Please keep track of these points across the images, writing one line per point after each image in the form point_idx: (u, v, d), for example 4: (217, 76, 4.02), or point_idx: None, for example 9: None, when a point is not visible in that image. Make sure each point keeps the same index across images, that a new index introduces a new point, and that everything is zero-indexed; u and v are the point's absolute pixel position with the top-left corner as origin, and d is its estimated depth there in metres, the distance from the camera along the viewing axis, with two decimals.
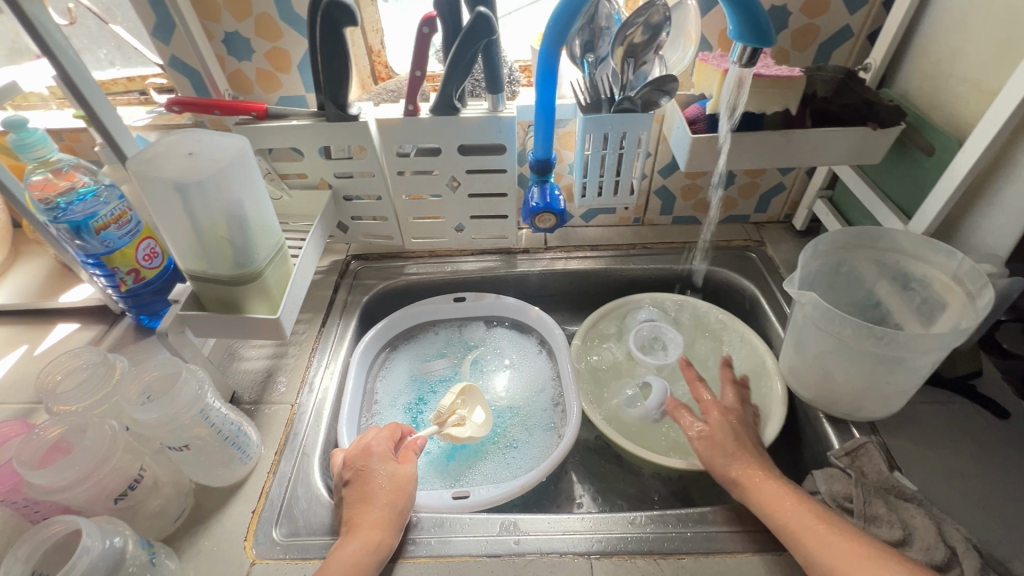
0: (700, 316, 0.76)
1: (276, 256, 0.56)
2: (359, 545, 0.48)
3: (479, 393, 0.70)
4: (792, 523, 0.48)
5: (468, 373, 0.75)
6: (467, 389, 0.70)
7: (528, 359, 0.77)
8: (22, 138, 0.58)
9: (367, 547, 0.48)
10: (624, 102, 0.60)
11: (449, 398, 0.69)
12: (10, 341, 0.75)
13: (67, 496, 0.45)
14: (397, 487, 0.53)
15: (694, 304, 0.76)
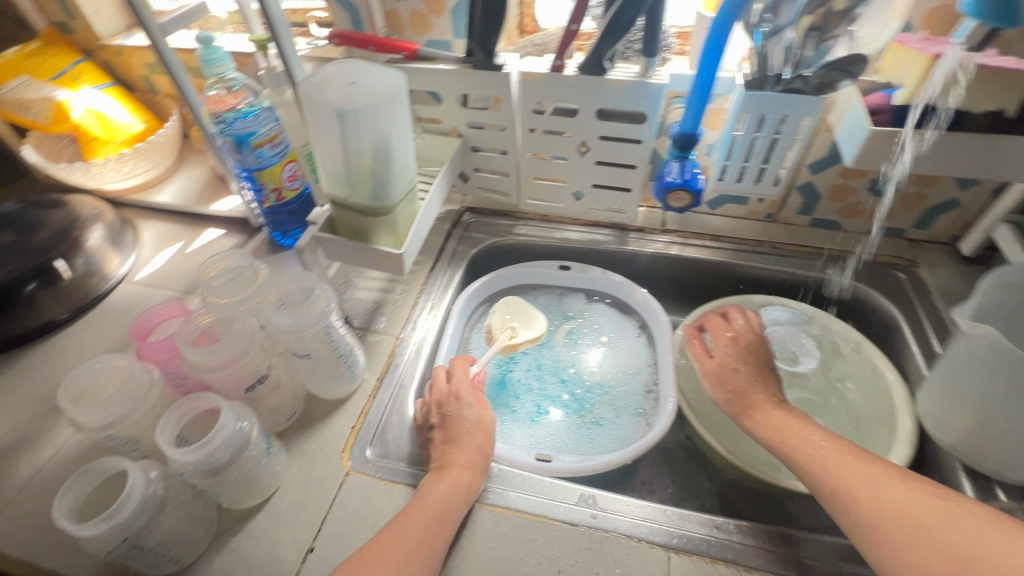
0: (831, 336, 0.70)
1: (408, 195, 0.58)
2: (451, 481, 0.50)
3: (527, 313, 0.75)
4: (798, 449, 0.51)
5: (562, 343, 0.76)
6: (515, 307, 0.75)
7: (625, 339, 0.76)
8: (208, 53, 0.64)
9: (458, 485, 0.51)
10: (795, 81, 0.54)
11: (500, 316, 0.74)
12: (169, 236, 0.85)
13: (212, 377, 0.51)
14: (478, 421, 0.58)
15: (827, 319, 0.70)
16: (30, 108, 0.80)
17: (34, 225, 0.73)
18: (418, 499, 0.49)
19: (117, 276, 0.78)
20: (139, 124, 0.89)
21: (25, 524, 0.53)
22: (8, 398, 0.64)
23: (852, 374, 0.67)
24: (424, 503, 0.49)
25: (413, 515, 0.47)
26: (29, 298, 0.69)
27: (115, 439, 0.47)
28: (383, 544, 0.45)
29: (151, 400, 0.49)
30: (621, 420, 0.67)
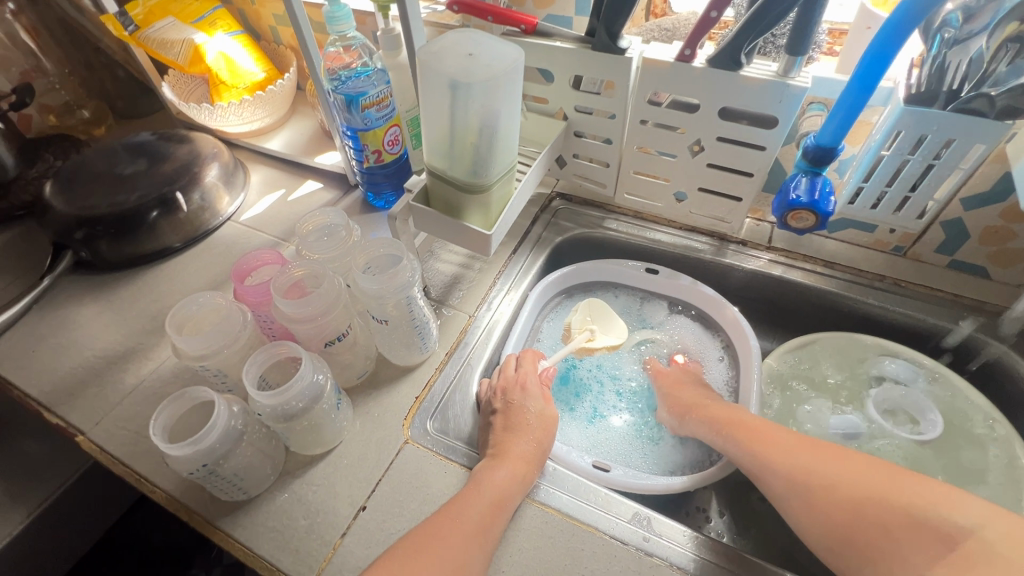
0: (957, 408, 0.60)
1: (506, 175, 0.56)
2: (508, 471, 0.50)
3: (606, 316, 0.72)
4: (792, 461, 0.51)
5: (633, 350, 0.73)
6: (596, 309, 0.73)
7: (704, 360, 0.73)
8: (334, 10, 0.64)
9: (515, 477, 0.50)
10: (973, 100, 0.46)
11: (580, 317, 0.72)
12: (274, 183, 0.90)
13: (297, 328, 0.53)
14: (541, 417, 0.57)
15: (959, 389, 0.60)
16: (171, 48, 0.84)
17: (163, 158, 0.79)
18: (473, 487, 0.49)
19: (225, 214, 0.83)
20: (260, 73, 0.94)
21: (125, 429, 0.59)
22: (124, 312, 0.71)
23: (969, 447, 0.58)
24: (478, 490, 0.48)
25: (467, 503, 0.47)
26: (151, 225, 0.75)
27: (207, 370, 0.51)
28: (439, 527, 0.45)
29: (242, 340, 0.52)
30: (687, 442, 0.66)
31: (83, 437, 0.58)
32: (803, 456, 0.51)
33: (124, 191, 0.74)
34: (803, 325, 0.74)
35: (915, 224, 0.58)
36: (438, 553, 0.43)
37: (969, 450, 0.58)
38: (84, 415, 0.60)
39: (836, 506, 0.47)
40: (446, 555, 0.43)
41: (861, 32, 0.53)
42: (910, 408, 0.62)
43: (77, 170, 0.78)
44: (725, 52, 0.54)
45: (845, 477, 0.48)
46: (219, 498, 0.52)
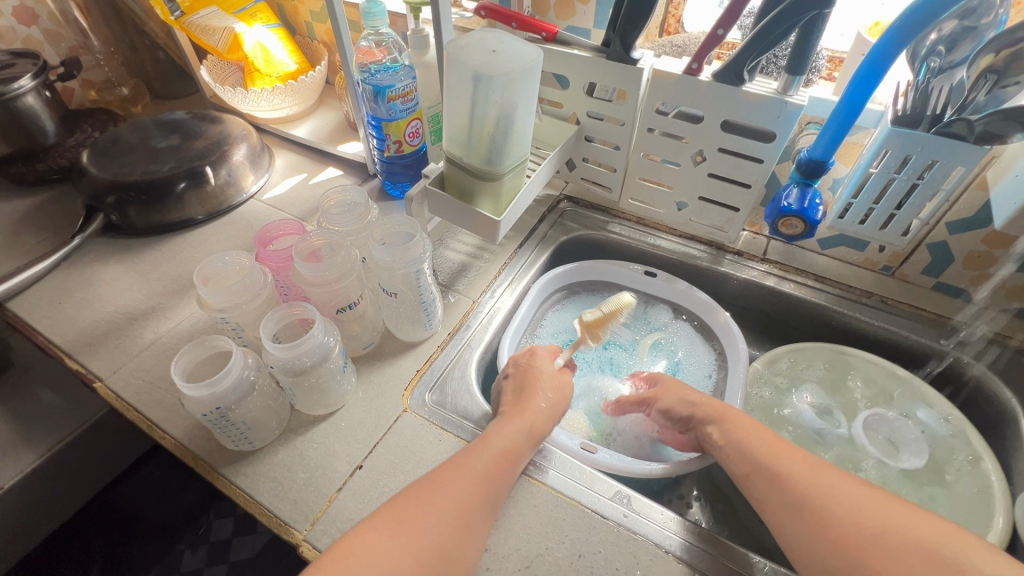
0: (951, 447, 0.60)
1: (518, 167, 0.60)
2: (517, 425, 0.53)
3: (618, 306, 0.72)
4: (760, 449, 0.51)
5: (646, 356, 0.76)
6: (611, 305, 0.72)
7: (700, 364, 0.74)
8: (370, 7, 0.68)
9: (524, 431, 0.53)
10: (953, 125, 0.49)
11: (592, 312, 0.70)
12: (298, 167, 0.94)
13: (312, 291, 0.56)
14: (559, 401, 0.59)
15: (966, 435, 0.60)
16: (212, 35, 0.89)
17: (195, 135, 0.84)
18: (484, 441, 0.51)
19: (249, 192, 0.88)
20: (293, 64, 0.99)
21: (140, 378, 0.62)
22: (147, 274, 0.75)
23: (942, 491, 0.58)
24: (489, 445, 0.51)
25: (475, 454, 0.50)
26: (179, 195, 0.79)
27: (227, 322, 0.55)
28: (449, 475, 0.48)
29: (261, 298, 0.55)
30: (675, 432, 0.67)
31: (100, 383, 0.62)
32: (767, 451, 0.50)
33: (156, 162, 0.79)
34: (792, 336, 0.77)
35: (900, 241, 0.61)
36: (445, 497, 0.46)
37: (937, 495, 0.58)
38: (103, 363, 0.64)
39: (806, 516, 0.44)
40: (454, 499, 0.46)
41: (855, 58, 0.57)
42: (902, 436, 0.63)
43: (114, 140, 0.83)
44: (729, 68, 0.58)
45: (828, 489, 0.45)
46: (225, 446, 0.55)
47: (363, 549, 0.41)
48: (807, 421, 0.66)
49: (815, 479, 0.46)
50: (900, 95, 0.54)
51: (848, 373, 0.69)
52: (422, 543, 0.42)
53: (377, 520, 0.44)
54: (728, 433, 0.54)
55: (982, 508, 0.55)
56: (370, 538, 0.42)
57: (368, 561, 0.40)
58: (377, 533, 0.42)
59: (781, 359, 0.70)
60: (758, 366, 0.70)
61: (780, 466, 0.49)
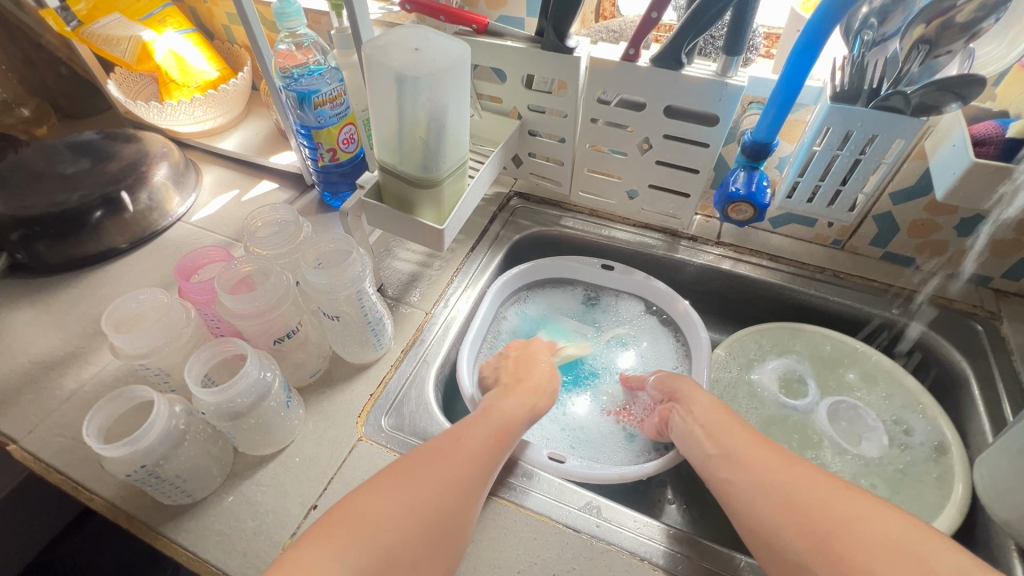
0: (915, 434, 0.60)
1: (457, 170, 0.57)
2: (517, 401, 0.56)
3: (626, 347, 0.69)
4: (721, 429, 0.52)
5: (609, 344, 0.74)
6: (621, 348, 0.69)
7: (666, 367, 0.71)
8: (283, 7, 0.62)
9: (519, 411, 0.55)
10: (891, 98, 0.49)
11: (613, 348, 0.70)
12: (228, 183, 0.88)
13: (244, 323, 0.52)
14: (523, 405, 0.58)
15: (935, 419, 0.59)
16: (116, 45, 0.81)
17: (107, 156, 0.76)
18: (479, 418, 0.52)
19: (176, 215, 0.81)
20: (213, 72, 0.91)
21: (61, 437, 0.56)
22: (63, 316, 0.68)
23: (889, 474, 0.59)
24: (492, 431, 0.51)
25: (473, 430, 0.50)
26: (95, 224, 0.72)
27: (148, 368, 0.50)
28: (448, 450, 0.48)
29: (185, 337, 0.51)
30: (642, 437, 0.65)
31: (14, 446, 0.55)
32: (726, 441, 0.51)
33: (64, 190, 0.71)
34: (753, 317, 0.77)
35: (848, 217, 0.60)
36: (442, 469, 0.46)
37: (876, 483, 0.58)
38: (16, 423, 0.57)
39: (780, 507, 0.44)
40: (451, 473, 0.46)
41: (791, 35, 0.56)
42: (865, 421, 0.63)
43: (14, 168, 0.75)
44: (667, 51, 0.56)
45: (809, 483, 0.44)
46: (162, 502, 0.50)
47: (361, 512, 0.42)
48: (773, 393, 0.67)
49: (796, 473, 0.46)
50: (837, 70, 0.53)
51: (817, 355, 0.68)
52: (419, 510, 0.43)
53: (376, 483, 0.44)
54: (708, 415, 0.54)
55: (942, 478, 0.56)
56: (371, 504, 0.42)
57: (370, 526, 0.41)
58: (377, 498, 0.43)
59: (747, 341, 0.70)
60: (720, 354, 0.69)
61: (763, 456, 0.48)
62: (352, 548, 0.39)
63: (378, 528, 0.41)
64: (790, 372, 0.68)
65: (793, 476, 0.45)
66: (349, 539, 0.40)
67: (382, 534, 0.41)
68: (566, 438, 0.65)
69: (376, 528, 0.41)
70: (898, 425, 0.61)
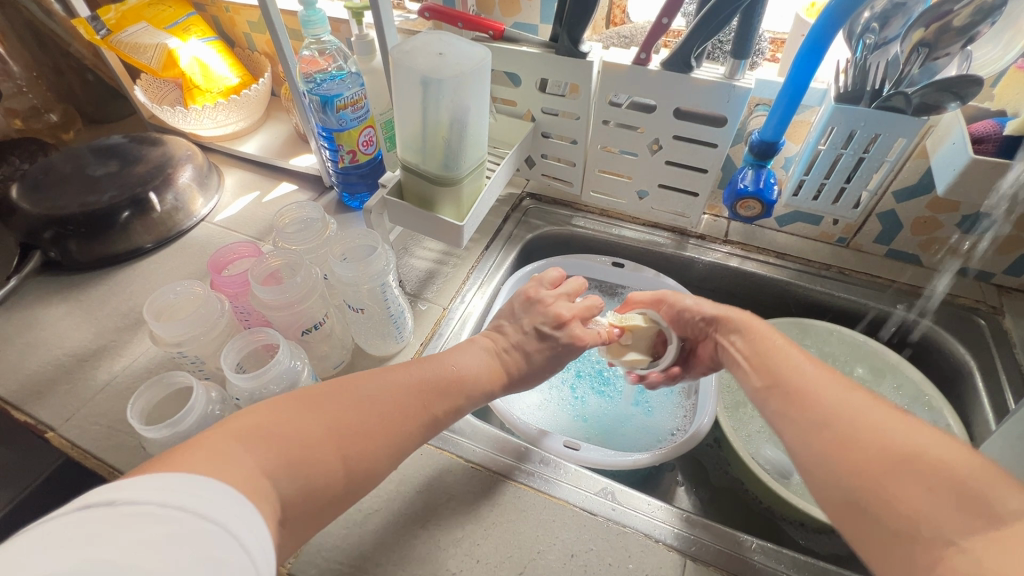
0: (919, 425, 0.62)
1: (476, 170, 0.59)
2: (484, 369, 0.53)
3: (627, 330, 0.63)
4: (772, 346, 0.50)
5: None
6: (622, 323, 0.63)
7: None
8: (309, 15, 0.65)
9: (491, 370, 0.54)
10: (893, 99, 0.51)
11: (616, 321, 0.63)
12: (249, 185, 0.91)
13: (275, 315, 0.54)
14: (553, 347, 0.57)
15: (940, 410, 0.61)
16: (144, 52, 0.85)
17: (135, 159, 0.80)
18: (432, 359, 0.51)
19: (199, 215, 0.84)
20: (234, 78, 0.95)
21: (97, 424, 0.59)
22: (95, 311, 0.70)
23: None
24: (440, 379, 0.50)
25: (422, 370, 0.49)
26: (123, 224, 0.75)
27: (185, 357, 0.53)
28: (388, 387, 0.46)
29: (219, 327, 0.53)
30: (660, 411, 0.69)
31: (53, 434, 0.58)
32: (779, 362, 0.48)
33: (95, 192, 0.74)
34: (760, 314, 0.79)
35: (852, 214, 0.62)
36: (382, 407, 0.44)
37: None
38: (53, 412, 0.60)
39: (813, 426, 0.42)
40: (382, 410, 0.44)
41: (796, 40, 0.59)
42: None
43: (47, 171, 0.78)
44: (677, 56, 0.58)
45: (857, 410, 0.41)
46: None
47: (278, 421, 0.38)
48: None
49: (838, 401, 0.42)
50: (840, 73, 0.56)
51: (823, 349, 0.70)
52: (340, 445, 0.40)
53: (294, 400, 0.41)
54: (750, 345, 0.52)
55: None
56: (291, 419, 0.39)
57: (289, 444, 0.37)
58: (301, 415, 0.40)
59: None
60: None
61: (813, 380, 0.45)
62: (270, 458, 0.36)
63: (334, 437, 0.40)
64: None
65: (830, 396, 0.43)
66: (265, 453, 0.36)
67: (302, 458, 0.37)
68: (582, 429, 0.68)
69: (296, 448, 0.37)
70: None
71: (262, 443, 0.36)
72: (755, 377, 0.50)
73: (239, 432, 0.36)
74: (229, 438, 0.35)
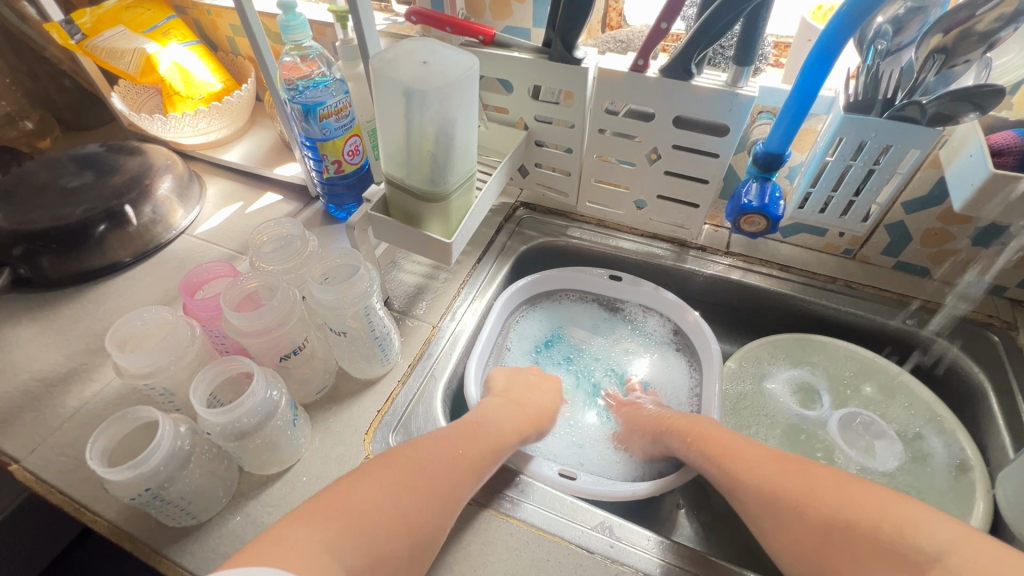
0: (932, 447, 0.59)
1: (465, 184, 0.56)
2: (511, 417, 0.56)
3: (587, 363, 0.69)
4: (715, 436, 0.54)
5: (617, 356, 0.75)
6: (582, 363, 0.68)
7: (681, 380, 0.71)
8: (288, 20, 0.62)
9: (516, 427, 0.56)
10: (906, 108, 0.48)
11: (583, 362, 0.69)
12: (231, 196, 0.87)
13: (251, 341, 0.51)
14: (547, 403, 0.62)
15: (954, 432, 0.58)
16: (121, 58, 0.81)
17: (111, 170, 0.76)
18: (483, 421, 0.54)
19: (179, 228, 0.80)
20: (217, 83, 0.91)
21: (64, 455, 0.55)
22: (66, 331, 0.67)
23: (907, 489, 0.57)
24: (485, 439, 0.52)
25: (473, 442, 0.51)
26: (99, 239, 0.72)
27: (153, 388, 0.49)
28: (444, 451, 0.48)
29: (191, 355, 0.50)
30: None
31: (17, 465, 0.54)
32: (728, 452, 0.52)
33: (68, 205, 0.71)
34: (763, 328, 0.76)
35: (861, 227, 0.60)
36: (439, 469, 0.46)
37: None
38: (17, 441, 0.56)
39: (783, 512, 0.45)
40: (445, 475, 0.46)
41: (803, 44, 0.56)
42: (879, 433, 0.62)
43: (18, 182, 0.74)
44: (676, 62, 0.55)
45: (814, 487, 0.45)
46: (166, 524, 0.49)
47: (353, 497, 0.42)
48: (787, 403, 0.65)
49: (799, 478, 0.47)
50: (850, 79, 0.53)
51: (828, 366, 0.67)
52: (409, 513, 0.43)
53: (366, 473, 0.44)
54: (697, 446, 0.54)
55: (963, 491, 0.55)
56: (361, 491, 0.42)
57: (360, 516, 0.41)
58: (367, 487, 0.43)
59: (757, 352, 0.69)
60: (730, 367, 0.68)
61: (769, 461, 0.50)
62: (338, 539, 0.39)
63: (398, 506, 0.42)
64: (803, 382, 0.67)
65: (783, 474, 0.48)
66: (334, 534, 0.39)
67: (368, 527, 0.40)
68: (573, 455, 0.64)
69: (365, 524, 0.40)
70: (913, 438, 0.60)
71: (330, 523, 0.39)
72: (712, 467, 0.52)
73: (305, 512, 0.40)
74: (306, 523, 0.39)
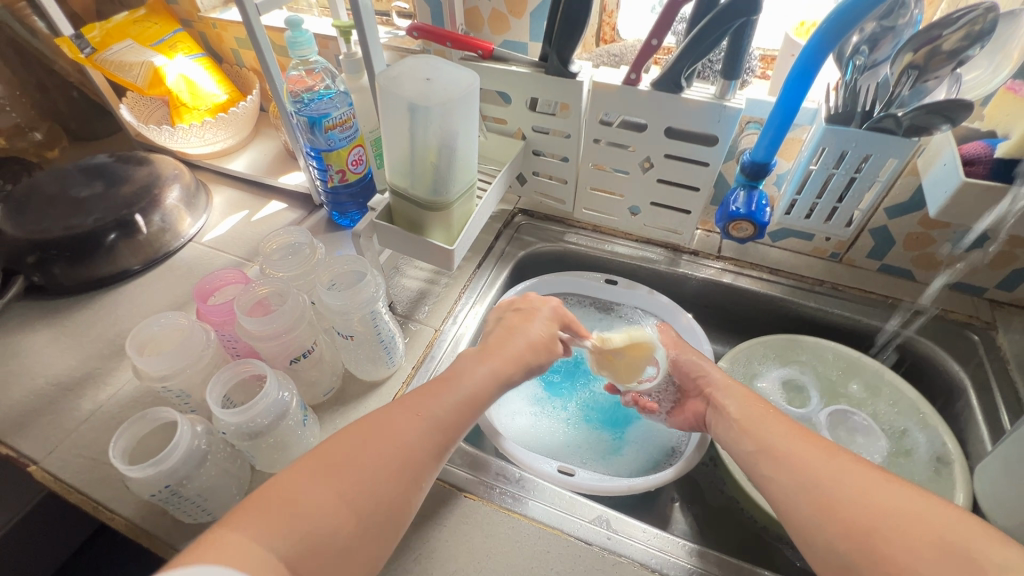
0: (915, 442, 0.61)
1: (466, 193, 0.58)
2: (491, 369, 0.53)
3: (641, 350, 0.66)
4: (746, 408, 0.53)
5: None
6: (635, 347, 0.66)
7: None
8: (295, 36, 0.64)
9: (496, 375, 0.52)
10: (884, 120, 0.51)
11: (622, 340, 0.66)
12: (237, 204, 0.90)
13: (262, 345, 0.53)
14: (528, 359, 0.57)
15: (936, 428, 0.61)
16: (129, 70, 0.83)
17: (120, 180, 0.78)
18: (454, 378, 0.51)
19: (186, 236, 0.82)
20: (222, 94, 0.93)
21: (81, 457, 0.57)
22: (79, 337, 0.69)
23: None
24: (455, 394, 0.49)
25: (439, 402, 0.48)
26: (109, 247, 0.74)
27: (169, 391, 0.51)
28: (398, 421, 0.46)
29: (205, 359, 0.52)
30: (653, 434, 0.68)
31: (35, 467, 0.57)
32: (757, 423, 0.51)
33: (78, 214, 0.73)
34: (754, 329, 0.79)
35: (845, 232, 0.62)
36: (392, 440, 0.44)
37: None
38: (35, 444, 0.58)
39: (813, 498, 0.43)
40: (393, 450, 0.44)
41: (786, 59, 0.59)
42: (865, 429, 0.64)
43: (30, 192, 0.76)
44: (667, 76, 0.58)
45: (844, 473, 0.43)
46: (182, 521, 0.51)
47: (291, 490, 0.40)
48: (778, 401, 0.68)
49: (828, 463, 0.44)
50: (831, 92, 0.55)
51: (817, 366, 0.70)
52: (357, 493, 0.41)
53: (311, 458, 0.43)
54: (742, 408, 0.53)
55: (944, 484, 0.57)
56: (304, 485, 0.40)
57: (299, 511, 0.39)
58: (309, 476, 0.41)
59: (749, 352, 0.71)
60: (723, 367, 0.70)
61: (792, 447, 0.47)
62: (269, 532, 0.38)
63: (346, 488, 0.41)
64: (793, 381, 0.69)
65: (811, 460, 0.45)
66: (268, 525, 0.38)
67: (308, 521, 0.39)
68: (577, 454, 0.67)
69: (306, 513, 0.39)
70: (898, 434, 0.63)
71: (265, 520, 0.38)
72: (744, 442, 0.51)
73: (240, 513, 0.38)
74: (239, 522, 0.38)
